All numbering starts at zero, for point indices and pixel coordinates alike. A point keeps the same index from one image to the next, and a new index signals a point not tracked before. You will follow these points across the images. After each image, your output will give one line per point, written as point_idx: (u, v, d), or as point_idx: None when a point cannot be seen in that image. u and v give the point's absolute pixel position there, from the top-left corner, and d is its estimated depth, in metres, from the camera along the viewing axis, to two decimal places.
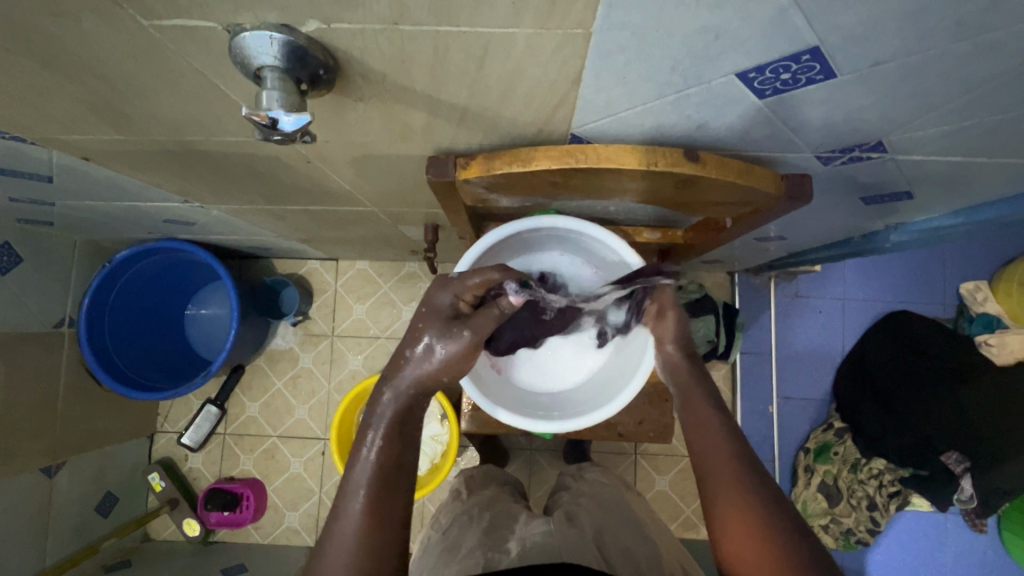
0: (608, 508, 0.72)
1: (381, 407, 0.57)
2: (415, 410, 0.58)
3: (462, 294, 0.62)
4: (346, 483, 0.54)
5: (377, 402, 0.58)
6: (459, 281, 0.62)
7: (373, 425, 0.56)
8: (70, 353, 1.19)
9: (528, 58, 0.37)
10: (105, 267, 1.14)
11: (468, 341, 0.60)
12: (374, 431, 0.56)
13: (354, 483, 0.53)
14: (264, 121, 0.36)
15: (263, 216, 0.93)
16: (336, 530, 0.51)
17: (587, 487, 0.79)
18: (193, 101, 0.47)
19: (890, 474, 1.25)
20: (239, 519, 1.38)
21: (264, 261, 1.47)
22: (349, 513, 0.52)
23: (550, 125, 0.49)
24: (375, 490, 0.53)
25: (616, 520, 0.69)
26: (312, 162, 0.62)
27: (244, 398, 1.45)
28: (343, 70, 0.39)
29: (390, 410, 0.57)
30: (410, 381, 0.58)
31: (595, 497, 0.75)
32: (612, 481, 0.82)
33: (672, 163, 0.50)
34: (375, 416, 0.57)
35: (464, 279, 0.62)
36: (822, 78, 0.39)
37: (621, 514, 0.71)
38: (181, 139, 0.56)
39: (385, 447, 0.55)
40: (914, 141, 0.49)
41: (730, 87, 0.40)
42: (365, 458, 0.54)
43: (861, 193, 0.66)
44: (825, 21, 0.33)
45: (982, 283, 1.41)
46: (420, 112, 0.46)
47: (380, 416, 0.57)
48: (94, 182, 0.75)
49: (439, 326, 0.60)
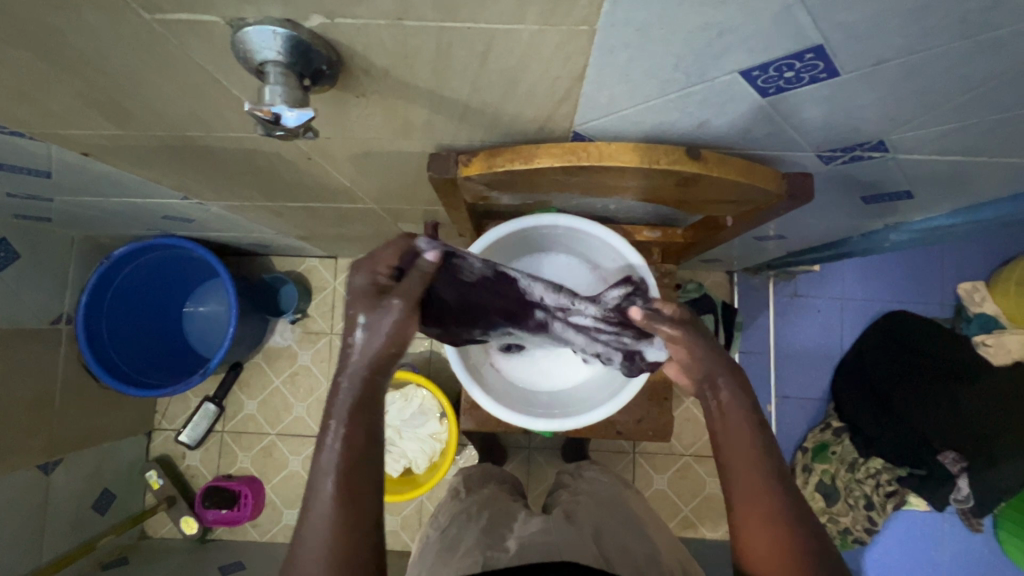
0: (607, 507, 0.72)
1: (339, 396, 0.53)
2: (377, 397, 0.54)
3: (375, 268, 0.54)
4: (312, 484, 0.52)
5: (336, 391, 0.53)
6: (369, 255, 0.54)
7: (332, 422, 0.52)
8: (67, 350, 1.19)
9: (531, 54, 0.37)
10: (103, 263, 1.14)
11: (402, 308, 0.53)
12: (334, 428, 0.52)
13: (319, 484, 0.51)
14: (268, 116, 0.36)
15: (262, 213, 0.92)
16: (306, 533, 0.50)
17: (586, 485, 0.79)
18: (193, 96, 0.46)
19: (887, 473, 1.28)
20: (236, 518, 1.37)
21: (263, 259, 1.46)
22: (317, 515, 0.50)
23: (552, 122, 0.49)
24: (339, 494, 0.51)
25: (614, 518, 0.69)
26: (312, 159, 0.62)
27: (242, 395, 1.45)
28: (346, 66, 0.39)
29: (349, 403, 0.53)
30: (361, 364, 0.53)
31: (594, 496, 0.75)
32: (610, 479, 0.82)
33: (674, 162, 0.50)
34: (334, 410, 0.53)
35: (375, 258, 0.54)
36: (825, 77, 0.39)
37: (620, 513, 0.71)
38: (181, 135, 0.56)
39: (348, 445, 0.52)
40: (915, 140, 0.49)
41: (733, 85, 0.41)
42: (327, 458, 0.52)
43: (861, 192, 0.67)
44: (829, 19, 0.33)
45: (979, 284, 1.42)
46: (422, 108, 0.46)
47: (339, 405, 0.53)
48: (93, 178, 0.74)
49: (365, 304, 0.52)
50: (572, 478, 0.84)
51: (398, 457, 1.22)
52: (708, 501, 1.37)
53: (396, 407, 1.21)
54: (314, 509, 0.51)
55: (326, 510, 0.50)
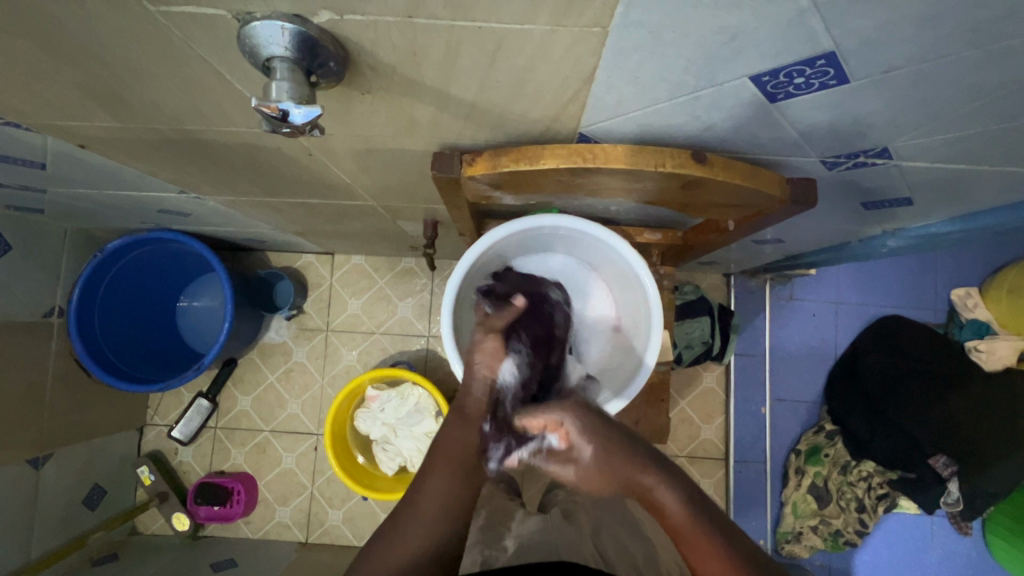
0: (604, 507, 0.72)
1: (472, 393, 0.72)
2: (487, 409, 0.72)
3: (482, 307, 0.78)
4: (432, 459, 0.66)
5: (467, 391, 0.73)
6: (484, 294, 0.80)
7: (452, 422, 0.70)
8: (59, 343, 1.17)
9: (540, 54, 0.37)
10: (96, 256, 1.12)
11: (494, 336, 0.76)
12: (451, 429, 0.70)
13: (438, 463, 0.65)
14: (274, 113, 0.36)
15: (260, 208, 0.92)
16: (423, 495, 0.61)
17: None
18: (195, 89, 0.46)
19: (879, 476, 1.27)
20: (229, 514, 1.36)
21: (259, 254, 1.45)
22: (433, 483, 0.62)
23: (557, 123, 0.48)
24: (449, 471, 0.64)
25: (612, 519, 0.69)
26: (314, 155, 0.61)
27: (236, 391, 1.44)
28: (353, 62, 0.39)
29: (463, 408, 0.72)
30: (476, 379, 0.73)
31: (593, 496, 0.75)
32: None
33: (680, 164, 0.50)
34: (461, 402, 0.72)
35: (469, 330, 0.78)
36: (834, 83, 0.39)
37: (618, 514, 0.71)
38: (182, 129, 0.55)
39: (461, 442, 0.68)
40: (918, 148, 0.50)
41: (743, 89, 0.40)
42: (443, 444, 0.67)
43: (861, 198, 0.67)
44: (842, 25, 0.33)
45: (972, 289, 1.43)
46: (428, 106, 0.46)
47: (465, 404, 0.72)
48: (89, 170, 0.73)
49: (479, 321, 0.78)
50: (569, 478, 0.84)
51: (393, 455, 1.22)
52: None
53: (392, 404, 1.21)
54: (429, 480, 0.63)
55: (440, 482, 0.62)
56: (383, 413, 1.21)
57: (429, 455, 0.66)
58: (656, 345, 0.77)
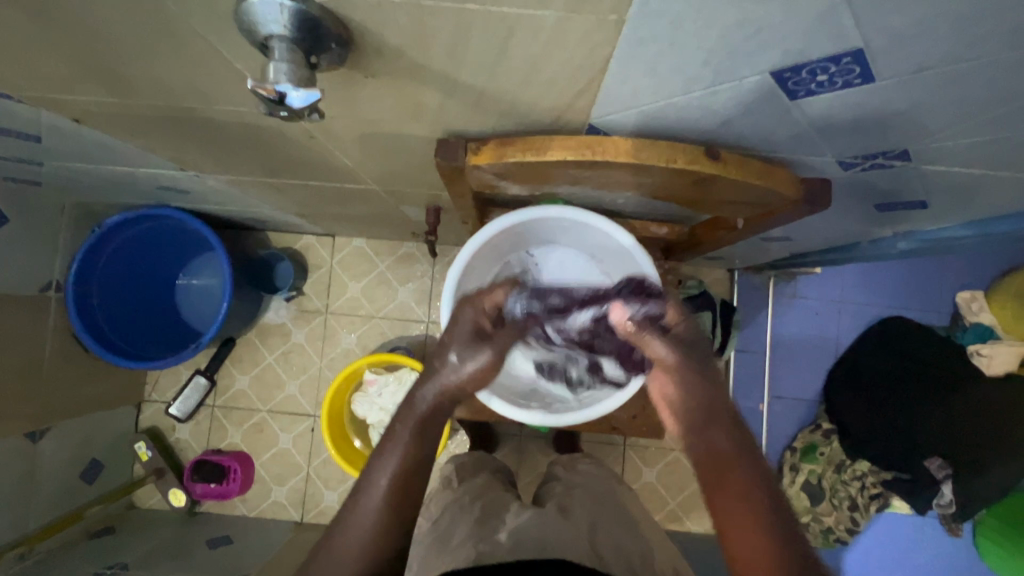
0: (602, 503, 0.71)
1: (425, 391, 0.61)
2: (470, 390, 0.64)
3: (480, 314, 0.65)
4: (358, 486, 0.56)
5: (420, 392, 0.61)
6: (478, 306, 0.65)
7: (393, 440, 0.58)
8: (57, 318, 1.17)
9: (554, 41, 0.35)
10: (95, 232, 1.11)
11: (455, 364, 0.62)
12: (393, 449, 0.57)
13: (369, 494, 0.54)
14: (272, 95, 0.34)
15: (261, 189, 0.90)
16: (348, 528, 0.53)
17: (584, 478, 0.79)
18: (194, 66, 0.44)
19: (873, 476, 1.29)
20: (226, 492, 1.37)
21: (259, 234, 1.43)
22: (363, 515, 0.53)
23: (568, 113, 0.47)
24: (381, 504, 0.54)
25: (609, 515, 0.68)
26: (316, 138, 0.59)
27: (234, 370, 1.44)
28: (357, 43, 0.37)
29: (426, 417, 0.61)
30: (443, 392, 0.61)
31: (596, 492, 0.74)
32: (603, 473, 0.81)
33: (693, 161, 0.48)
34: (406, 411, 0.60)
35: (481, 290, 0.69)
36: (859, 83, 0.37)
37: (614, 510, 0.70)
38: (179, 106, 0.54)
39: (401, 468, 0.56)
40: (941, 151, 0.48)
41: (763, 85, 0.39)
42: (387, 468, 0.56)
43: (875, 200, 0.65)
44: (874, 22, 0.31)
45: (978, 293, 1.42)
46: (434, 92, 0.44)
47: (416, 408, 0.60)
48: (87, 145, 0.71)
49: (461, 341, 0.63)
50: (566, 470, 0.83)
51: None
52: (694, 495, 1.39)
53: (389, 390, 1.20)
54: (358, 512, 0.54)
55: (365, 515, 0.53)
56: (380, 398, 1.21)
57: (359, 479, 0.56)
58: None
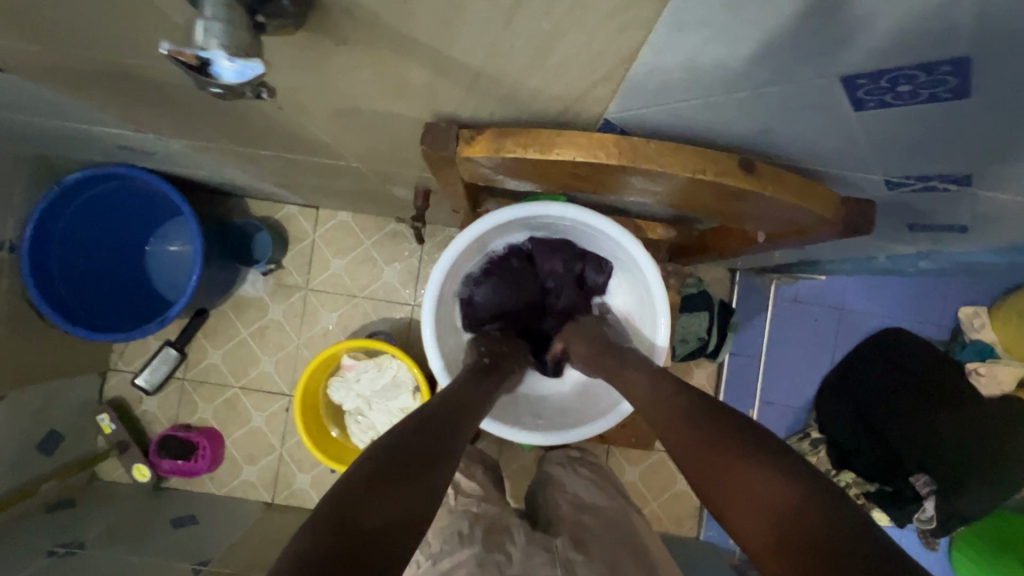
0: (612, 530, 0.67)
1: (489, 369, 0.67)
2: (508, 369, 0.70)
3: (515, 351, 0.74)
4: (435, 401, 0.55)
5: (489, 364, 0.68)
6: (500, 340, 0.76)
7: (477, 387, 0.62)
8: (11, 281, 1.08)
9: (573, 18, 0.28)
10: (53, 189, 1.02)
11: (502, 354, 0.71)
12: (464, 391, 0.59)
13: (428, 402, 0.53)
14: (191, 62, 0.27)
15: (231, 157, 0.81)
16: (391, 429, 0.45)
17: (582, 500, 0.73)
18: (123, 14, 0.36)
19: (854, 487, 1.31)
20: (194, 469, 1.32)
21: (236, 200, 1.34)
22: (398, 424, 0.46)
23: (580, 105, 0.39)
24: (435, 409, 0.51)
25: (625, 549, 0.63)
26: (285, 109, 0.51)
27: (206, 343, 1.37)
28: (322, 3, 0.29)
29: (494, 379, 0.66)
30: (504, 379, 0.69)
31: (591, 517, 0.69)
32: (604, 490, 0.77)
33: (722, 173, 0.42)
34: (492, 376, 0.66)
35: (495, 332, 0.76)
36: (949, 98, 0.30)
37: (624, 539, 0.65)
38: (115, 61, 0.45)
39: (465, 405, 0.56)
40: (1010, 180, 0.41)
41: (825, 91, 0.32)
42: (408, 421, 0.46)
43: (909, 220, 0.59)
44: (993, 21, 0.24)
45: (981, 309, 1.37)
46: (422, 69, 0.36)
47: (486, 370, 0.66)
48: (22, 96, 0.62)
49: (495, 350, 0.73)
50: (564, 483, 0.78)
51: (366, 428, 1.18)
52: (676, 497, 1.36)
53: (368, 375, 1.16)
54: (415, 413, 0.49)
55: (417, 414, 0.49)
56: (359, 383, 1.17)
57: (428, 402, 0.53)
58: (663, 345, 0.75)
